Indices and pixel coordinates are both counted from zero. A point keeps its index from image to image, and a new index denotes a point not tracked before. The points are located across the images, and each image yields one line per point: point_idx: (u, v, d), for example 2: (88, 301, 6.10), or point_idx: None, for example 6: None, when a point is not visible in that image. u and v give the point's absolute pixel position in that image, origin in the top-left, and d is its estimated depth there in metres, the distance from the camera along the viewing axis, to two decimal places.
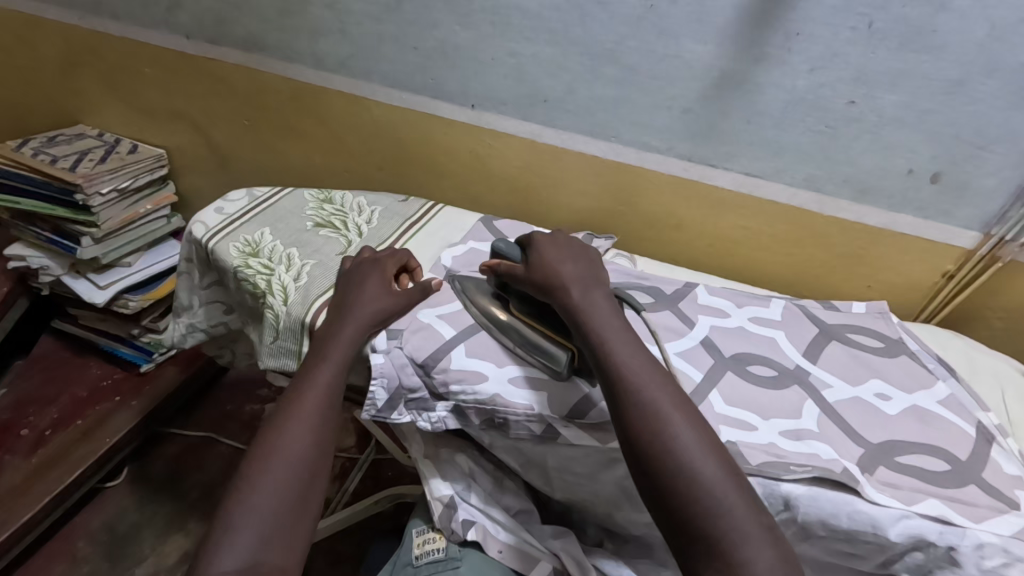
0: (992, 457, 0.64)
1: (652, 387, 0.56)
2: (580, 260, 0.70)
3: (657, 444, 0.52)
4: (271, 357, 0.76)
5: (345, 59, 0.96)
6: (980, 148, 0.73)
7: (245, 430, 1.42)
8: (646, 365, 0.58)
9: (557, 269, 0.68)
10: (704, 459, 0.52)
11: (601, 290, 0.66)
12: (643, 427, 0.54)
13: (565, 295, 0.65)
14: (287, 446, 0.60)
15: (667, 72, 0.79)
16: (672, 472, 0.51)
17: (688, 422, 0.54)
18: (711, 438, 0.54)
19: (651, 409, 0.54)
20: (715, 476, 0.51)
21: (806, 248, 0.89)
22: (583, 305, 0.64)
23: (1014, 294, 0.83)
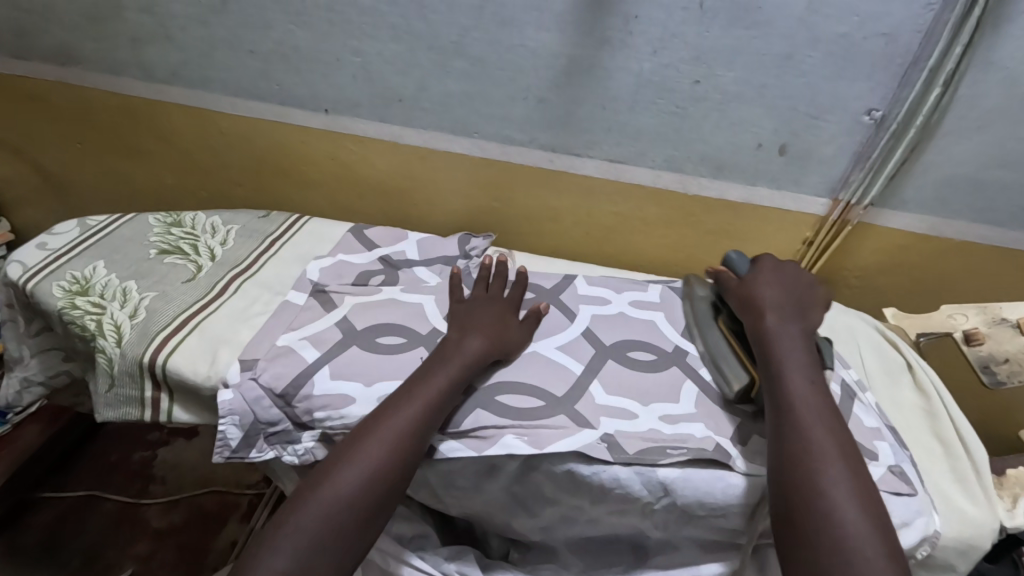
0: (853, 411, 0.66)
1: (820, 424, 0.55)
2: (801, 290, 0.69)
3: (811, 480, 0.51)
4: (109, 408, 0.68)
5: (178, 67, 0.87)
6: (816, 118, 0.76)
7: (135, 481, 1.27)
8: (824, 404, 0.57)
9: (760, 288, 0.68)
10: (850, 505, 0.50)
11: (803, 323, 0.65)
12: (795, 454, 0.53)
13: (759, 312, 0.65)
14: (372, 445, 0.56)
15: (517, 62, 0.77)
16: (808, 509, 0.50)
17: (853, 469, 0.52)
18: (873, 494, 0.51)
19: (814, 444, 0.53)
20: (860, 528, 0.48)
21: (676, 229, 0.91)
22: (777, 326, 0.64)
23: (865, 253, 0.88)
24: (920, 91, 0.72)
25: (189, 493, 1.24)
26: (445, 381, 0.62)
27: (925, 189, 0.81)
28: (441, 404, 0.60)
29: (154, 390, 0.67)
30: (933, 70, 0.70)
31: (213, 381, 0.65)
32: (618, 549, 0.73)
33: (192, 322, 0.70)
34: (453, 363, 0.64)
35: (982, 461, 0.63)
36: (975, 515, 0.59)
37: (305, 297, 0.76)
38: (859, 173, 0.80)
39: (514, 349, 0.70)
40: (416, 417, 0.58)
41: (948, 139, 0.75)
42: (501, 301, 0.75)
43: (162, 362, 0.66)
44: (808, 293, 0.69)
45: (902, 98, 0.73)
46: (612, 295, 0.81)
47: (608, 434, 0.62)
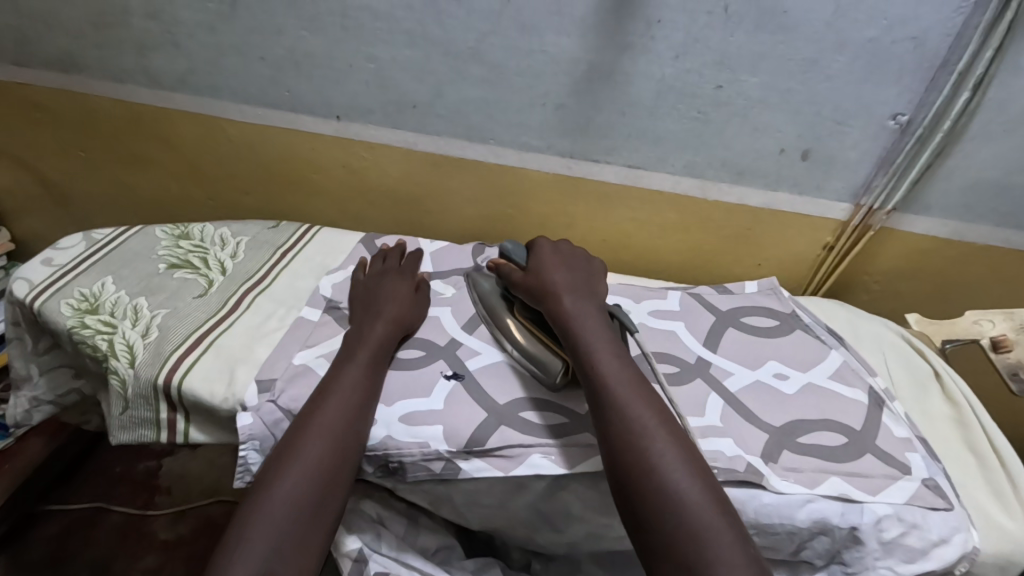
0: (883, 421, 0.65)
1: (635, 398, 0.55)
2: (577, 271, 0.70)
3: (641, 454, 0.50)
4: (124, 430, 0.66)
5: (184, 74, 0.84)
6: (840, 123, 0.75)
7: (140, 492, 1.25)
8: (632, 377, 0.57)
9: (550, 276, 0.67)
10: (680, 470, 0.50)
11: (592, 301, 0.65)
12: (619, 431, 0.52)
13: (556, 301, 0.64)
14: (305, 449, 0.55)
15: (534, 67, 0.75)
16: (646, 484, 0.49)
17: (671, 435, 0.52)
18: (701, 466, 0.51)
19: (630, 419, 0.53)
20: (692, 492, 0.48)
21: (695, 234, 0.89)
22: (575, 314, 0.63)
23: (886, 258, 0.88)
24: (948, 95, 0.70)
25: (197, 504, 1.22)
26: (360, 376, 0.63)
27: (949, 193, 0.80)
28: (366, 389, 0.62)
29: (169, 412, 0.65)
30: (962, 74, 0.68)
31: (231, 403, 0.63)
32: None
33: (206, 340, 0.68)
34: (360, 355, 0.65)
35: (1019, 473, 0.62)
36: (1013, 529, 0.58)
37: (320, 313, 0.74)
38: (882, 179, 0.79)
39: (418, 319, 0.73)
40: (340, 413, 0.59)
41: (975, 143, 0.74)
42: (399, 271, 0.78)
43: (177, 383, 0.64)
44: (589, 272, 0.71)
45: (929, 102, 0.71)
46: (631, 304, 0.79)
47: None
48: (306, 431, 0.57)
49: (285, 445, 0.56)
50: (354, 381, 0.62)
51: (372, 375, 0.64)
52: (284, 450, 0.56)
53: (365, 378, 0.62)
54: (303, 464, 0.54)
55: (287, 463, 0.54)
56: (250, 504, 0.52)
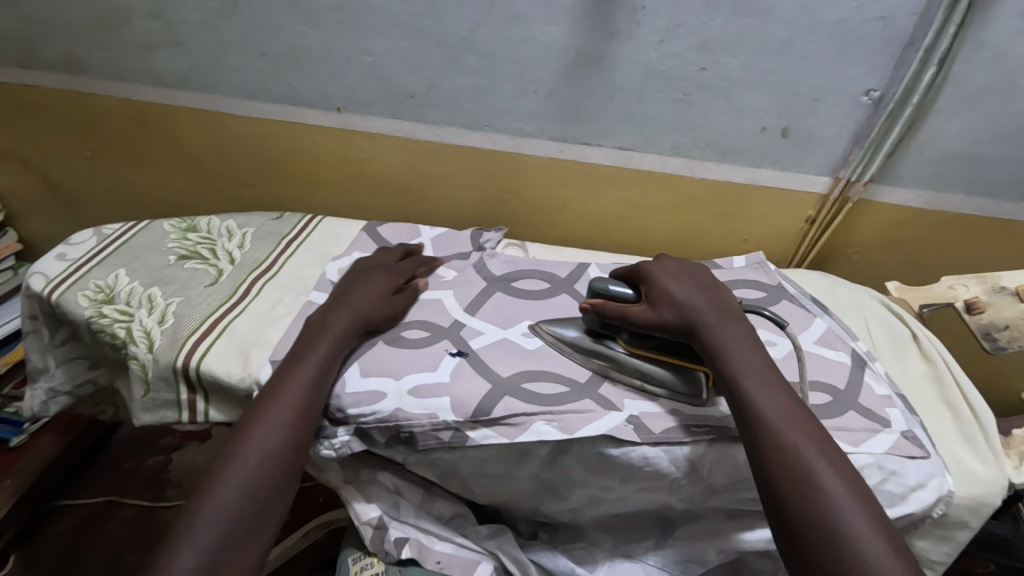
0: (865, 380, 0.70)
1: (796, 430, 0.53)
2: (713, 287, 0.66)
3: (817, 508, 0.48)
4: (147, 412, 0.69)
5: (187, 72, 0.87)
6: (817, 101, 0.79)
7: (151, 485, 1.27)
8: (789, 406, 0.55)
9: (692, 303, 0.63)
10: (865, 533, 0.46)
11: (741, 327, 0.62)
12: (777, 464, 0.51)
13: (705, 333, 0.61)
14: (257, 441, 0.57)
15: (524, 55, 0.78)
16: (831, 547, 0.46)
17: (837, 469, 0.50)
18: (886, 522, 0.48)
19: (798, 465, 0.51)
20: (879, 554, 0.45)
21: (684, 212, 0.93)
22: (725, 342, 0.60)
23: (866, 229, 0.92)
24: (916, 71, 0.74)
25: None
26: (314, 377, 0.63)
27: (922, 165, 0.84)
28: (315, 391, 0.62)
29: (189, 393, 0.69)
30: (929, 50, 0.72)
31: (248, 382, 0.67)
32: (644, 525, 0.76)
33: (220, 325, 0.72)
34: (316, 357, 0.65)
35: (989, 421, 0.66)
36: (984, 473, 0.62)
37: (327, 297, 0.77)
38: (859, 154, 0.83)
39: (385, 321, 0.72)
40: (294, 409, 0.60)
41: (943, 116, 0.78)
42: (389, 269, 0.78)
43: (195, 365, 0.67)
44: (717, 285, 0.67)
45: (899, 78, 0.75)
46: None
47: (634, 415, 0.65)
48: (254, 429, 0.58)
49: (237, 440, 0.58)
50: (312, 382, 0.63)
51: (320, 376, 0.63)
52: (237, 441, 0.58)
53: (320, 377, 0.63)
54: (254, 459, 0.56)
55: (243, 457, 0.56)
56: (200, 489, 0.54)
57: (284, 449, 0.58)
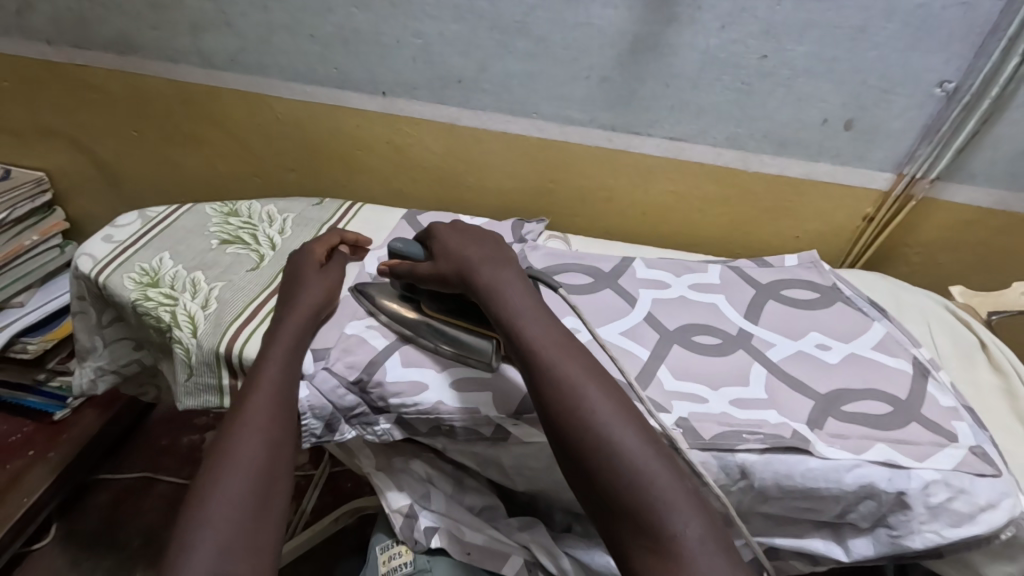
0: (928, 391, 0.66)
1: (567, 358, 0.53)
2: (478, 240, 0.67)
3: (579, 414, 0.49)
4: (189, 397, 0.69)
5: (235, 53, 0.86)
6: (887, 92, 0.74)
7: (186, 464, 1.28)
8: (561, 340, 0.55)
9: (462, 254, 0.64)
10: (621, 429, 0.48)
11: (511, 269, 0.62)
12: (560, 398, 0.50)
13: (474, 277, 0.61)
14: (239, 451, 0.54)
15: (579, 40, 0.75)
16: (588, 446, 0.48)
17: (606, 388, 0.51)
18: (637, 413, 0.50)
19: (565, 379, 0.51)
20: (631, 442, 0.47)
21: (733, 207, 0.89)
22: (491, 284, 0.60)
23: (927, 229, 0.87)
24: (999, 61, 0.69)
25: None
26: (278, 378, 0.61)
27: (994, 162, 0.79)
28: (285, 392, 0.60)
29: (231, 379, 0.68)
30: (1013, 39, 0.68)
31: None
32: None
33: (262, 312, 0.71)
34: (279, 357, 0.63)
35: None
36: None
37: (365, 287, 0.75)
38: (927, 148, 0.78)
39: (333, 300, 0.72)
40: (263, 415, 0.57)
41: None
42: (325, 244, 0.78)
43: (238, 351, 0.67)
44: (496, 242, 0.69)
45: (978, 68, 0.70)
46: (671, 278, 0.80)
47: (684, 419, 0.62)
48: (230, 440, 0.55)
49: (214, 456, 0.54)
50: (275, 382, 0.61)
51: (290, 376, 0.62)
52: (212, 460, 0.54)
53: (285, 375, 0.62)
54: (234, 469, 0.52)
55: (224, 470, 0.52)
56: (187, 513, 0.50)
57: (263, 456, 0.54)
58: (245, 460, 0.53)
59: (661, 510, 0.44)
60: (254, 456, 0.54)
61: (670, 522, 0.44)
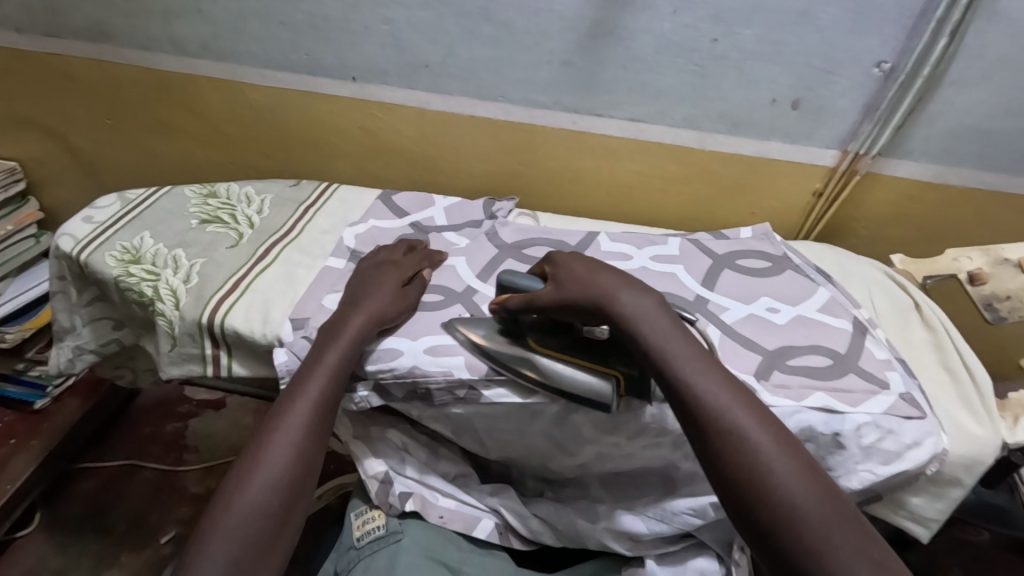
0: (866, 346, 0.72)
1: (735, 407, 0.52)
2: (612, 267, 0.63)
3: (751, 472, 0.48)
4: (173, 366, 0.73)
5: (209, 41, 0.89)
6: (830, 72, 0.79)
7: (170, 450, 1.29)
8: (721, 380, 0.54)
9: (596, 281, 0.61)
10: (795, 491, 0.47)
11: (654, 300, 0.60)
12: (724, 444, 0.50)
13: (618, 309, 0.59)
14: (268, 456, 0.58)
15: (540, 26, 0.79)
16: (762, 507, 0.47)
17: (779, 443, 0.50)
18: (813, 468, 0.49)
19: (733, 433, 0.50)
20: (807, 505, 0.46)
21: (692, 184, 0.95)
22: (637, 318, 0.58)
23: (873, 204, 0.94)
24: (928, 43, 0.75)
25: (224, 460, 1.27)
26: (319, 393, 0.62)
27: (931, 138, 0.84)
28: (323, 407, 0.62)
29: (214, 348, 0.72)
30: (940, 22, 0.72)
31: (270, 338, 0.70)
32: (648, 482, 0.77)
33: (243, 285, 0.75)
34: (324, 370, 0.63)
35: (986, 385, 0.68)
36: (979, 433, 0.64)
37: (344, 262, 0.80)
38: (868, 126, 0.84)
39: (402, 313, 0.71)
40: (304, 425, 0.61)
41: (955, 89, 0.79)
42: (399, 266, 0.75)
43: (220, 322, 0.70)
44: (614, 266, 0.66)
45: (910, 49, 0.76)
46: (633, 250, 0.85)
47: None
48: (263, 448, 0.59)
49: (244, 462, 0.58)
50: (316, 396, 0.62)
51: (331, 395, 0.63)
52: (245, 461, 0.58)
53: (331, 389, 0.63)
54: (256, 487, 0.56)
55: (246, 478, 0.57)
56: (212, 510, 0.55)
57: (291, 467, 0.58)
58: (269, 479, 0.57)
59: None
60: (281, 477, 0.58)
61: None
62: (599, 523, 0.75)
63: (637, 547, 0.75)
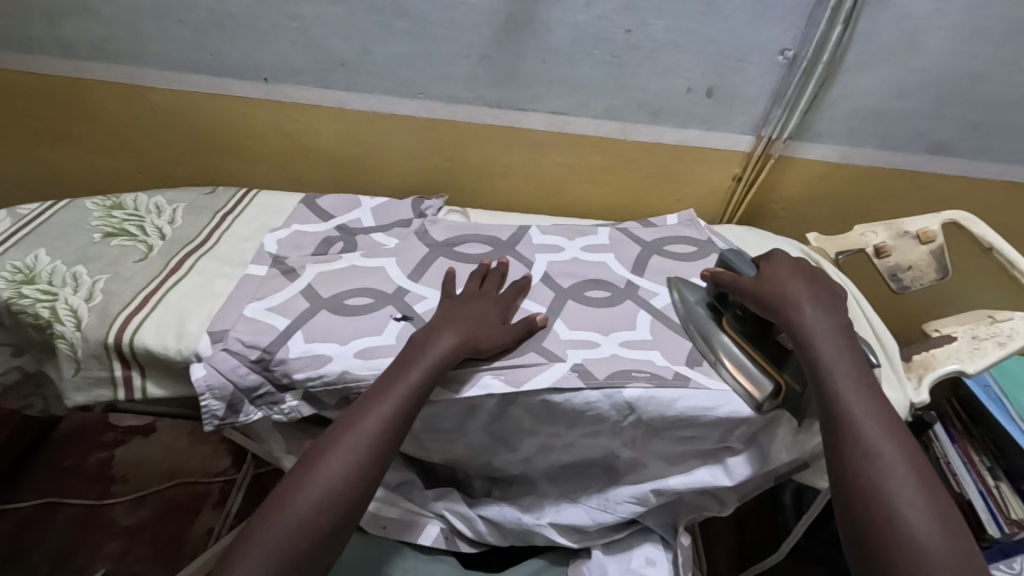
0: None
1: (882, 431, 0.53)
2: (817, 282, 0.66)
3: (879, 490, 0.49)
4: (79, 392, 0.68)
5: (101, 41, 0.83)
6: (738, 61, 0.82)
7: (95, 483, 1.18)
8: (881, 408, 0.54)
9: (786, 286, 0.64)
10: (927, 525, 0.47)
11: (835, 322, 0.61)
12: (861, 464, 0.51)
13: (799, 313, 0.61)
14: (319, 477, 0.54)
15: (456, 19, 0.78)
16: (881, 524, 0.48)
17: (921, 476, 0.50)
18: (952, 515, 0.48)
19: (871, 451, 0.51)
20: (933, 542, 0.46)
21: (619, 175, 0.96)
22: (815, 330, 0.60)
23: (788, 187, 0.98)
24: (825, 30, 0.78)
25: (157, 488, 1.18)
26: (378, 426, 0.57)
27: (836, 120, 0.89)
28: (387, 437, 0.57)
29: (124, 370, 0.67)
30: (834, 10, 0.76)
31: (185, 354, 0.66)
32: (592, 473, 0.77)
33: (154, 299, 0.70)
34: (389, 404, 0.58)
35: (894, 351, 0.72)
36: (890, 395, 0.68)
37: (266, 269, 0.76)
38: (778, 111, 0.88)
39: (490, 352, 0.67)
40: (362, 453, 0.56)
41: (853, 74, 0.83)
42: (494, 299, 0.72)
43: (128, 340, 0.66)
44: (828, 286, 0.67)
45: (811, 37, 0.79)
46: (565, 242, 0.86)
47: (578, 365, 0.67)
48: (308, 476, 0.54)
49: (288, 481, 0.55)
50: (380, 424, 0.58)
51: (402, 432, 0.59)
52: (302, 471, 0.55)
53: (399, 415, 0.58)
54: (292, 518, 0.52)
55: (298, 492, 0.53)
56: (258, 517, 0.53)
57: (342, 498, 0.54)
58: (306, 511, 0.52)
59: None
60: (317, 514, 0.53)
61: None
62: (544, 519, 0.74)
63: (583, 539, 0.75)
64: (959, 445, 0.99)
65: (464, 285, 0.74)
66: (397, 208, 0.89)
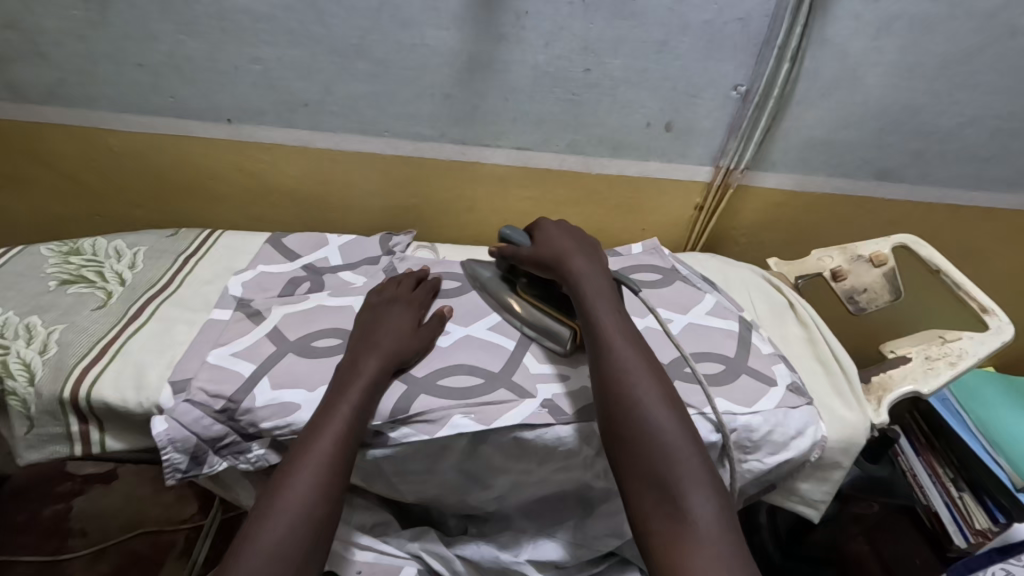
0: (753, 343, 0.77)
1: (625, 343, 0.62)
2: (582, 239, 0.76)
3: (626, 393, 0.58)
4: (31, 449, 0.65)
5: (55, 86, 0.82)
6: (693, 96, 0.86)
7: (50, 538, 1.08)
8: (626, 328, 0.64)
9: (560, 244, 0.74)
10: (661, 414, 0.56)
11: (601, 266, 0.72)
12: (614, 374, 0.59)
13: (569, 263, 0.71)
14: (292, 487, 0.55)
15: (417, 60, 0.80)
16: (629, 420, 0.56)
17: (653, 375, 0.60)
18: (678, 405, 0.58)
19: (621, 361, 0.60)
20: (667, 425, 0.55)
21: (583, 206, 0.99)
22: (584, 274, 0.70)
23: (746, 214, 1.02)
24: (773, 67, 0.82)
25: (116, 540, 1.09)
26: (353, 414, 0.61)
27: (788, 150, 0.93)
28: (343, 452, 0.59)
29: (80, 425, 0.65)
30: (780, 48, 0.80)
31: (146, 406, 0.64)
32: (568, 505, 0.76)
33: (112, 349, 0.68)
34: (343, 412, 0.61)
35: (852, 373, 0.74)
36: (851, 418, 0.70)
37: (230, 313, 0.75)
38: (733, 143, 0.91)
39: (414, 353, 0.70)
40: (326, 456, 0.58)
41: (801, 107, 0.87)
42: (407, 301, 0.76)
43: (85, 394, 0.64)
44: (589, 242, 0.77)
45: (759, 73, 0.83)
46: None
47: (548, 400, 0.67)
48: (284, 490, 0.55)
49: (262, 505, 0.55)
50: (337, 433, 0.59)
51: (344, 389, 0.63)
52: (273, 490, 0.56)
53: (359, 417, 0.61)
54: (276, 531, 0.53)
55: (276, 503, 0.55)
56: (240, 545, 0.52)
57: (320, 504, 0.55)
58: (290, 525, 0.53)
59: (676, 475, 0.52)
60: (300, 524, 0.54)
61: (689, 492, 0.51)
62: (522, 556, 0.73)
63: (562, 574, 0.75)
64: (923, 457, 0.99)
65: (386, 288, 0.78)
66: (365, 244, 0.89)
